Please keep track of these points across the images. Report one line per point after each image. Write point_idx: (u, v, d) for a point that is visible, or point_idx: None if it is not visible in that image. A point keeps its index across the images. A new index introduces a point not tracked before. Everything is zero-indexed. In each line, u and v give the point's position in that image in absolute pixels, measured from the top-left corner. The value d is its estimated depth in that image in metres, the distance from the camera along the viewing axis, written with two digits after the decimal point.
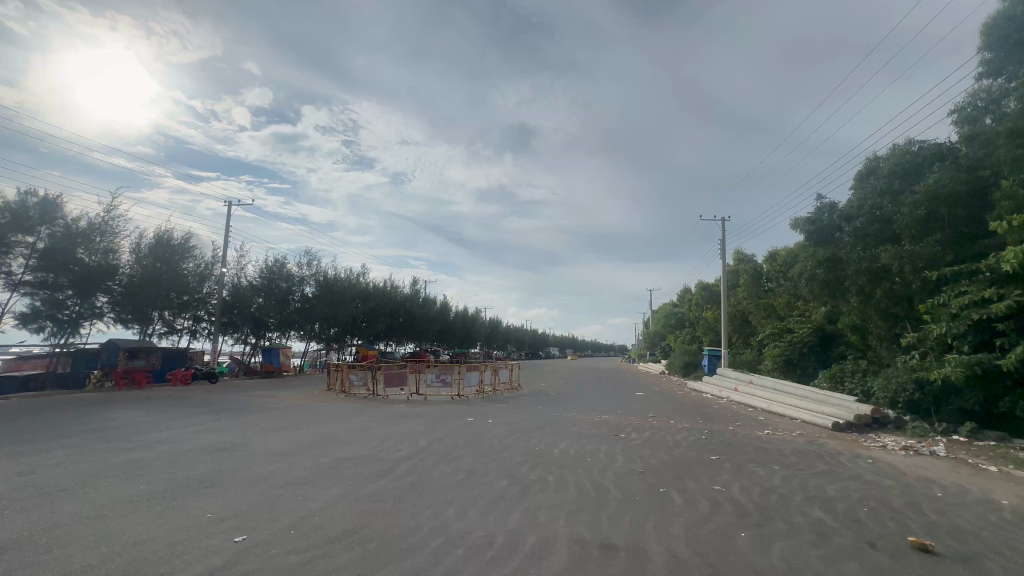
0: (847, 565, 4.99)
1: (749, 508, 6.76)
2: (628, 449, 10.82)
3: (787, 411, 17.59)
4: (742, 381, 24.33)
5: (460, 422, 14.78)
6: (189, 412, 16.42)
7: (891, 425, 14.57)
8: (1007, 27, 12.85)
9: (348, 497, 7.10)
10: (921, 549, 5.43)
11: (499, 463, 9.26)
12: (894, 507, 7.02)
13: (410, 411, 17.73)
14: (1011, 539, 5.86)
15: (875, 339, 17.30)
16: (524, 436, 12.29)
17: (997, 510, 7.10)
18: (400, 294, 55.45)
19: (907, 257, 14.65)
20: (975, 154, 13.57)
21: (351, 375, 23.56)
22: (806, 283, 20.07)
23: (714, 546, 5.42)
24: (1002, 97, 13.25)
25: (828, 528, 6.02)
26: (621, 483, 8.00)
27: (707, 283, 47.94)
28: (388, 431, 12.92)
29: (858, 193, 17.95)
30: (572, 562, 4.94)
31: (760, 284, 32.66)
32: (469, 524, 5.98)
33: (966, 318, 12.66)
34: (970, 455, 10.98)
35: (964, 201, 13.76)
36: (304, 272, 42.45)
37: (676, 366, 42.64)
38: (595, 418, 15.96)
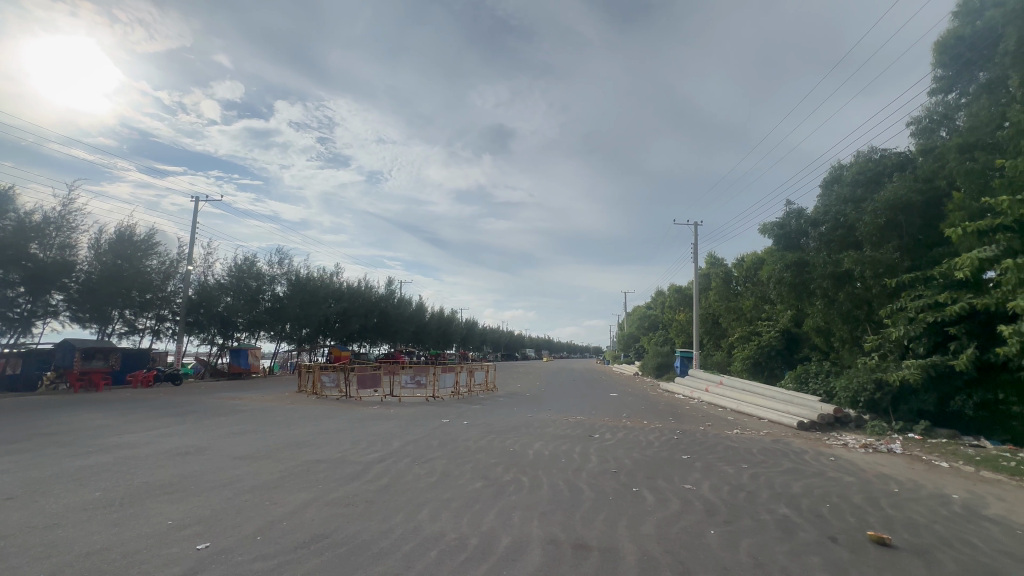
0: (810, 560, 5.15)
1: (718, 506, 6.92)
2: (601, 449, 10.91)
3: (754, 411, 18.11)
4: (712, 383, 24.92)
5: (433, 423, 14.66)
6: (150, 416, 15.76)
7: (852, 424, 15.14)
8: (958, 46, 13.55)
9: (317, 501, 6.91)
10: (878, 542, 5.66)
11: (474, 465, 9.23)
12: (855, 503, 7.29)
13: (383, 413, 17.49)
14: (961, 532, 6.16)
15: (838, 342, 17.96)
16: (498, 438, 12.25)
17: (949, 504, 7.45)
18: (375, 294, 54.48)
19: (869, 263, 15.28)
20: (931, 166, 14.26)
21: (323, 376, 23.07)
22: (774, 286, 20.67)
23: (684, 543, 5.52)
24: (954, 112, 14.12)
25: (792, 524, 6.21)
26: (596, 483, 8.06)
27: (679, 286, 49.10)
28: (361, 434, 12.72)
29: (825, 200, 18.55)
30: (545, 564, 4.93)
31: (730, 288, 33.60)
32: (442, 527, 5.92)
33: (922, 321, 13.39)
34: (924, 452, 11.51)
35: (921, 210, 14.45)
36: (274, 271, 41.51)
37: (648, 368, 43.50)
38: (570, 418, 15.97)
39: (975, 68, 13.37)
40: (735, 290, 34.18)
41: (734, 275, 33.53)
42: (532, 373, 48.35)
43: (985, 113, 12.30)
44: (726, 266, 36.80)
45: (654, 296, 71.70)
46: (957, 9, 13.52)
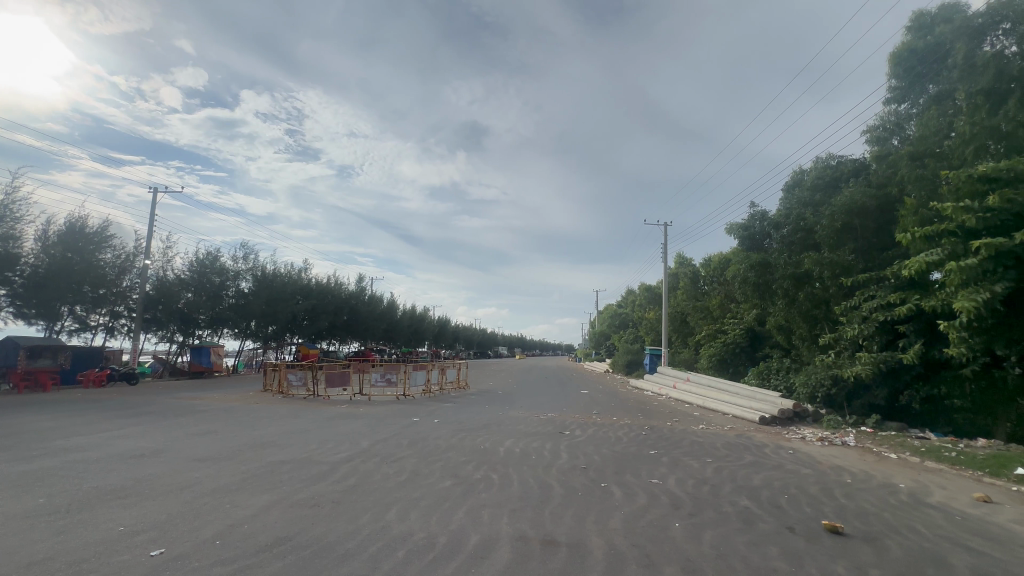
0: (768, 549, 5.35)
1: (683, 499, 7.10)
2: (571, 446, 11.03)
3: (719, 407, 18.67)
4: (680, 379, 25.57)
5: (404, 422, 14.49)
6: (103, 417, 14.97)
7: (809, 419, 15.80)
8: (910, 59, 14.30)
9: (281, 503, 6.71)
10: (832, 531, 5.93)
11: (444, 463, 9.16)
12: (811, 494, 7.62)
13: (353, 412, 17.19)
14: (907, 519, 6.53)
15: (798, 339, 18.70)
16: (469, 435, 12.22)
17: (897, 493, 7.87)
18: (345, 291, 53.31)
19: (827, 264, 15.92)
20: (884, 172, 15.01)
21: (290, 375, 22.44)
22: (739, 286, 21.31)
23: (650, 537, 5.64)
24: (906, 122, 14.95)
25: (753, 516, 6.43)
26: (565, 479, 8.14)
27: (649, 285, 50.15)
28: (329, 433, 12.46)
29: (786, 203, 19.27)
30: (514, 561, 4.94)
31: (698, 287, 34.56)
32: (410, 526, 5.85)
33: (875, 319, 14.14)
34: (875, 444, 12.12)
35: (875, 214, 15.16)
36: (239, 266, 40.10)
37: (619, 365, 44.25)
38: (541, 416, 16.06)
39: (925, 80, 14.12)
40: (702, 289, 35.15)
41: (702, 275, 34.45)
42: (502, 373, 43.92)
43: (934, 123, 13.00)
44: (694, 265, 37.84)
45: (625, 295, 72.92)
46: (910, 24, 14.24)
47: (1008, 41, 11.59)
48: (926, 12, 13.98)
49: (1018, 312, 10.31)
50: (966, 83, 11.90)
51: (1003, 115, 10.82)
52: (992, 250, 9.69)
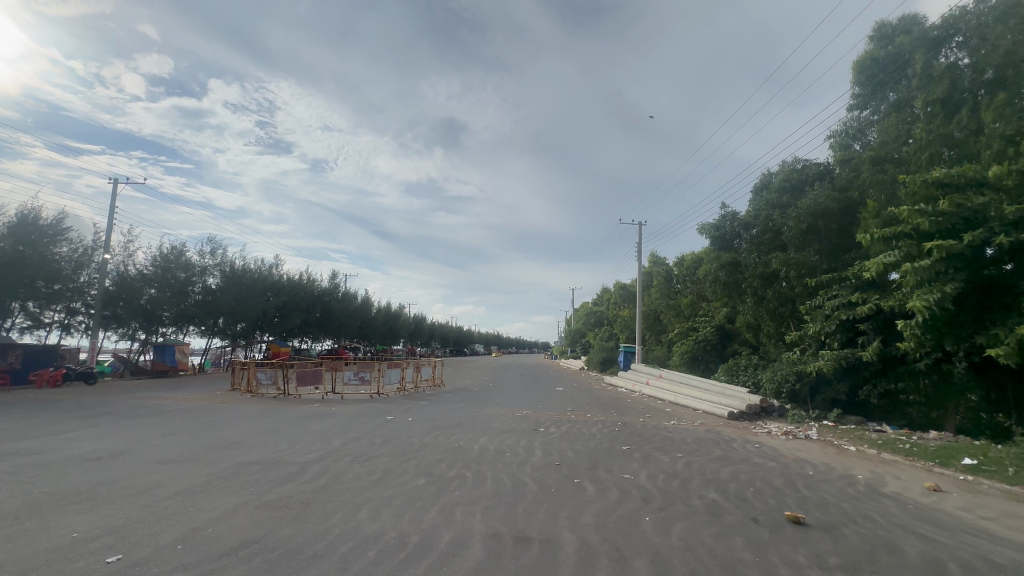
0: (734, 540, 5.50)
1: (653, 494, 7.24)
2: (546, 443, 11.09)
3: (690, 403, 19.08)
4: (653, 376, 26.04)
5: (377, 421, 14.30)
6: (58, 418, 14.27)
7: (775, 414, 16.32)
8: (871, 68, 14.90)
9: (248, 505, 6.53)
10: (794, 521, 6.14)
11: (417, 462, 9.08)
12: (775, 486, 7.88)
13: (325, 411, 16.88)
14: (863, 509, 6.82)
15: (765, 337, 19.28)
16: (443, 434, 12.14)
17: (855, 484, 8.22)
18: (317, 288, 52.19)
19: (793, 264, 16.47)
20: (847, 176, 15.63)
21: (259, 374, 21.84)
22: (710, 284, 21.83)
23: (621, 531, 5.73)
24: (867, 128, 15.61)
25: (720, 508, 6.61)
26: (539, 476, 8.18)
27: (624, 284, 50.94)
28: (300, 433, 12.19)
29: (755, 205, 19.85)
30: (486, 558, 4.94)
31: (671, 286, 35.29)
32: (382, 526, 5.78)
33: (837, 318, 14.72)
34: (836, 437, 12.62)
35: (838, 216, 15.75)
36: (206, 262, 38.74)
37: (593, 362, 44.80)
38: (516, 413, 16.11)
39: (886, 88, 14.74)
40: (675, 288, 35.91)
41: (675, 274, 35.19)
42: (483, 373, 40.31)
43: (893, 130, 13.58)
44: (667, 264, 38.61)
45: (600, 293, 73.79)
46: (873, 34, 14.83)
47: (961, 53, 12.19)
48: (887, 23, 14.60)
49: (967, 310, 10.90)
50: (923, 91, 12.45)
51: (956, 123, 11.39)
52: (944, 252, 10.21)
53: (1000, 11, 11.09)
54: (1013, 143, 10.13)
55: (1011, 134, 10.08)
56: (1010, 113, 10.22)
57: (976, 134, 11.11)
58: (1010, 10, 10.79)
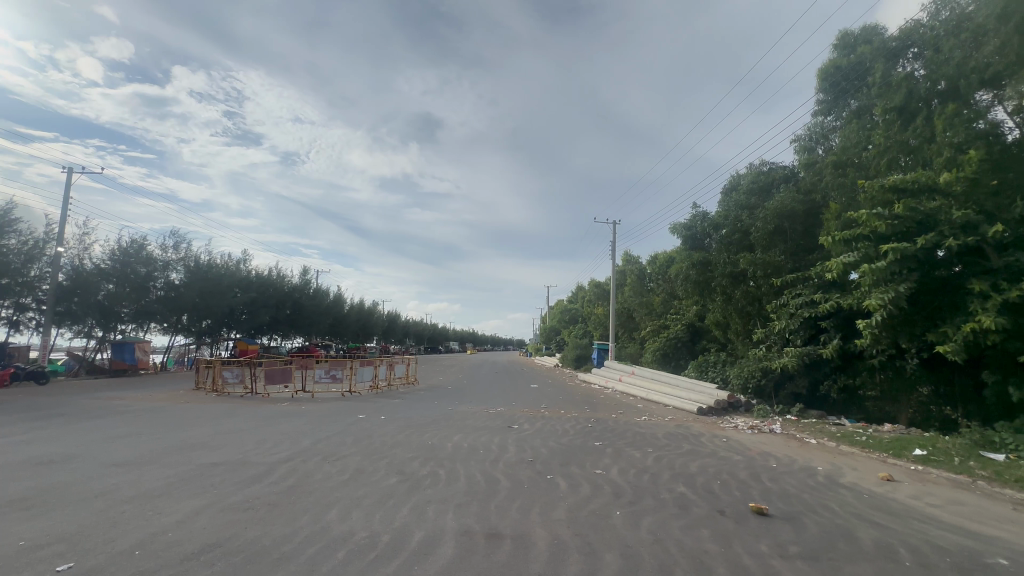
0: (701, 532, 5.65)
1: (624, 488, 7.36)
2: (519, 440, 11.13)
3: (661, 399, 19.47)
4: (625, 372, 26.45)
5: (349, 419, 14.05)
6: (4, 420, 13.49)
7: (742, 408, 16.83)
8: (834, 75, 15.48)
9: (211, 508, 6.32)
10: (758, 512, 6.36)
11: (390, 460, 8.98)
12: (741, 479, 8.12)
13: (295, 410, 16.49)
14: (823, 499, 7.11)
15: (733, 334, 19.84)
16: (416, 432, 12.04)
17: (815, 475, 8.56)
18: (288, 284, 50.87)
19: (760, 264, 16.98)
20: (811, 179, 16.21)
21: (225, 372, 21.15)
22: (681, 283, 22.30)
23: (592, 525, 5.81)
24: (829, 133, 16.24)
25: (688, 501, 6.78)
26: (512, 472, 8.22)
27: (598, 282, 51.59)
28: (268, 433, 11.87)
29: (724, 205, 20.39)
30: (458, 555, 4.93)
31: (644, 285, 35.92)
32: (352, 526, 5.70)
33: (800, 316, 15.26)
34: (798, 430, 13.11)
35: (803, 218, 16.30)
36: (169, 256, 37.20)
37: (567, 359, 45.26)
38: (490, 410, 16.12)
39: (847, 96, 15.34)
40: (648, 286, 36.57)
41: (648, 273, 35.84)
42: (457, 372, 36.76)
43: (854, 136, 14.14)
44: (641, 263, 39.28)
45: (575, 291, 74.40)
46: (837, 42, 15.41)
47: (916, 64, 12.79)
48: (850, 32, 15.21)
49: (920, 309, 11.46)
50: (882, 99, 13.00)
51: (911, 131, 11.94)
52: (899, 254, 10.73)
53: (951, 25, 11.67)
54: (961, 152, 10.70)
55: (960, 143, 10.66)
56: (958, 122, 10.79)
57: (930, 142, 11.68)
58: (959, 24, 11.35)
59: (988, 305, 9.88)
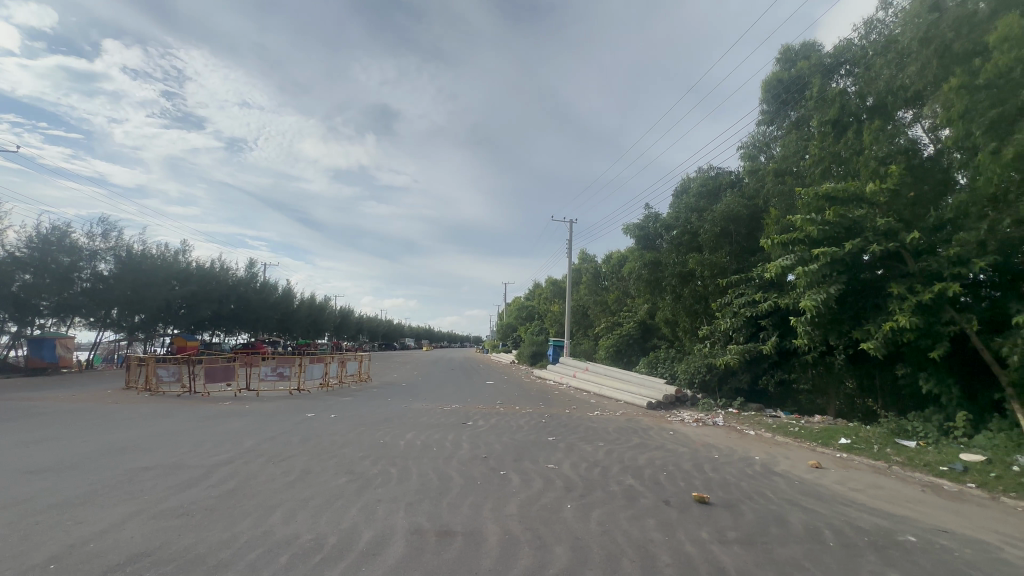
0: (647, 522, 5.86)
1: (575, 482, 7.52)
2: (473, 436, 11.11)
3: (613, 394, 20.02)
4: (579, 368, 26.95)
5: (296, 419, 13.51)
6: None
7: (689, 403, 17.58)
8: (777, 87, 16.41)
9: (141, 515, 5.90)
10: (700, 501, 6.67)
11: (339, 460, 8.71)
12: (685, 469, 8.50)
13: (237, 409, 15.65)
14: (758, 486, 7.57)
15: (681, 331, 20.66)
16: (367, 430, 11.76)
17: (753, 464, 9.09)
18: (232, 277, 48.21)
19: (707, 264, 17.77)
20: (755, 185, 17.13)
21: (160, 370, 19.77)
22: (634, 281, 22.99)
23: (543, 519, 5.89)
24: (771, 142, 17.24)
25: (636, 492, 7.01)
26: (465, 469, 8.19)
27: (555, 279, 52.28)
28: (208, 434, 11.21)
29: (675, 208, 21.19)
30: (408, 554, 4.86)
31: (599, 283, 36.77)
32: (296, 529, 5.49)
33: (742, 315, 16.12)
34: (739, 423, 13.84)
35: (746, 222, 17.17)
36: (96, 245, 34.33)
37: (523, 356, 45.67)
38: (445, 407, 15.99)
39: (788, 108, 16.32)
40: (602, 285, 37.44)
41: (603, 272, 36.74)
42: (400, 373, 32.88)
43: (793, 146, 15.05)
44: (596, 262, 40.21)
45: (531, 288, 75.14)
46: (780, 57, 16.38)
47: (847, 80, 13.79)
48: (791, 48, 16.24)
49: (847, 308, 12.35)
50: (817, 112, 13.90)
51: (843, 143, 12.86)
52: (829, 257, 11.55)
53: (879, 46, 12.64)
54: (885, 164, 11.63)
55: (884, 156, 11.56)
56: (882, 137, 11.70)
57: (858, 154, 12.64)
58: (886, 46, 12.30)
59: (904, 305, 10.80)
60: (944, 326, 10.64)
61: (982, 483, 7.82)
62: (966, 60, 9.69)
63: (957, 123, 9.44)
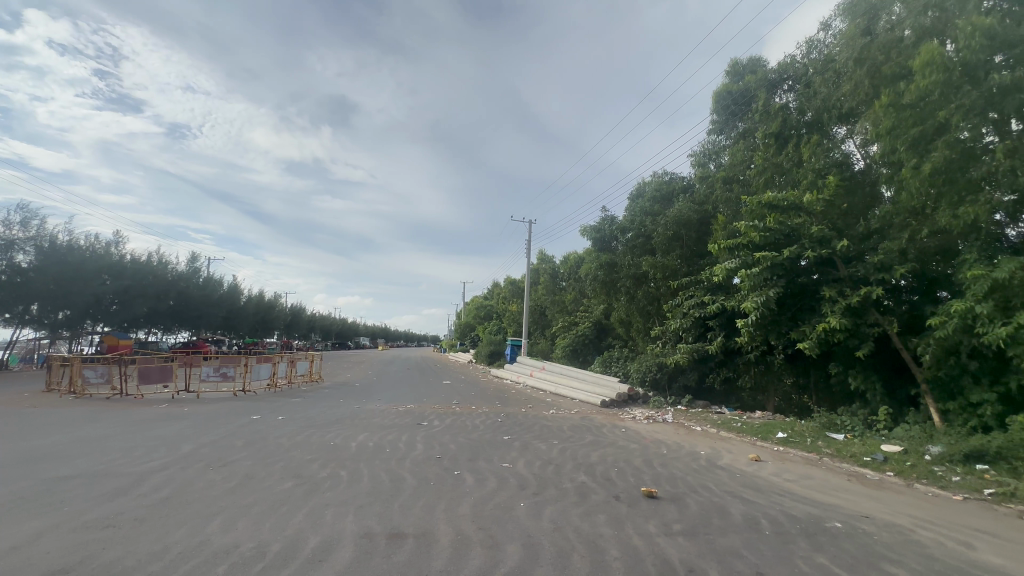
0: (598, 517, 5.99)
1: (529, 480, 7.58)
2: (428, 436, 10.98)
3: (568, 393, 20.33)
4: (536, 368, 27.15)
5: (240, 421, 12.85)
6: None
7: (640, 401, 18.09)
8: (726, 99, 17.20)
9: (58, 529, 5.42)
10: (648, 496, 6.89)
11: (285, 464, 8.36)
12: (635, 465, 8.76)
13: (174, 412, 14.70)
14: (703, 480, 7.90)
15: (635, 331, 21.26)
16: (317, 432, 11.36)
17: (698, 459, 9.49)
18: (171, 271, 45.27)
19: (659, 267, 18.40)
20: (704, 191, 17.89)
21: (86, 371, 18.29)
22: (590, 282, 23.44)
23: (496, 518, 5.91)
24: (720, 151, 18.06)
25: (588, 489, 7.16)
26: (418, 470, 8.06)
27: (513, 279, 52.45)
28: (140, 439, 10.48)
29: (630, 211, 21.79)
30: (356, 558, 4.74)
31: (556, 283, 37.25)
32: (237, 537, 5.23)
33: (692, 316, 16.80)
34: (686, 419, 14.41)
35: (697, 226, 17.87)
36: (14, 234, 31.37)
37: (481, 355, 45.53)
38: (399, 407, 15.68)
39: (736, 119, 17.14)
40: (560, 285, 37.92)
41: (560, 272, 37.23)
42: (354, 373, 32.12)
43: (740, 155, 15.81)
44: (554, 262, 40.71)
45: (490, 287, 75.01)
46: (730, 70, 17.21)
47: (790, 95, 14.64)
48: (739, 62, 17.09)
49: (786, 311, 13.09)
50: (762, 125, 14.67)
51: (785, 155, 13.66)
52: (769, 262, 12.24)
53: (818, 65, 13.50)
54: (821, 176, 12.46)
55: (821, 168, 12.37)
56: (820, 151, 12.53)
57: (798, 166, 13.46)
58: (824, 65, 13.16)
59: (836, 308, 11.58)
60: (869, 327, 11.52)
61: (899, 471, 8.52)
62: (892, 81, 10.32)
63: (885, 139, 10.20)
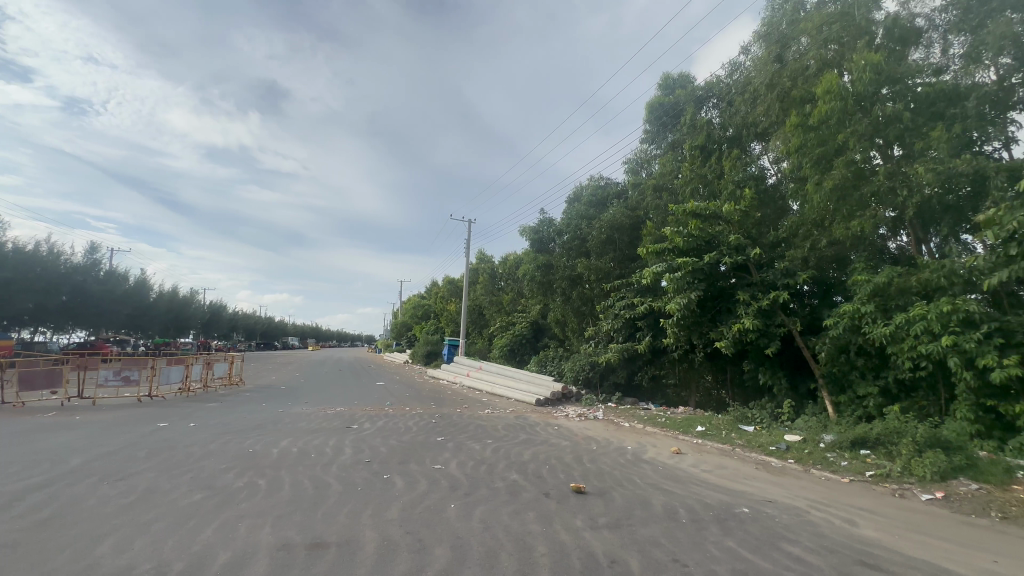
0: (527, 515, 6.06)
1: (460, 481, 7.53)
2: (357, 440, 10.58)
3: (504, 393, 20.45)
4: (473, 368, 27.06)
5: (144, 429, 11.67)
6: None
7: (573, 399, 18.56)
8: (657, 110, 18.08)
9: None
10: (577, 491, 7.08)
11: (195, 474, 7.70)
12: (566, 462, 8.97)
13: (64, 421, 13.07)
14: (628, 474, 8.25)
15: (570, 331, 21.83)
16: (234, 439, 10.56)
17: (625, 454, 9.90)
18: (65, 263, 40.18)
19: (593, 268, 19.00)
20: (637, 198, 18.71)
21: None
22: (528, 282, 23.73)
23: (425, 521, 5.80)
24: (652, 160, 18.95)
25: (519, 487, 7.24)
26: (345, 475, 7.74)
27: (452, 279, 51.98)
28: (18, 453, 9.19)
29: (567, 214, 22.34)
30: (271, 573, 4.45)
31: (495, 284, 37.40)
32: (133, 558, 4.73)
33: (622, 316, 17.51)
34: (615, 416, 14.99)
35: (629, 231, 18.64)
36: None
37: (418, 355, 44.71)
38: (328, 410, 15.00)
39: (666, 130, 18.08)
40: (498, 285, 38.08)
41: (499, 273, 37.39)
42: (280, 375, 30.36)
43: (669, 164, 16.68)
44: (493, 262, 40.84)
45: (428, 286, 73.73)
46: (661, 84, 18.14)
47: (714, 112, 15.68)
48: (670, 77, 18.08)
49: (706, 312, 14.00)
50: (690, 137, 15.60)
51: (708, 167, 14.62)
52: (692, 266, 13.03)
53: (738, 85, 14.56)
54: (739, 188, 13.49)
55: (739, 181, 13.39)
56: (739, 164, 13.54)
57: (719, 177, 14.47)
58: (743, 85, 14.22)
59: (749, 310, 12.57)
60: (776, 327, 12.62)
61: (799, 458, 9.42)
62: (800, 103, 11.36)
63: (793, 156, 11.25)
